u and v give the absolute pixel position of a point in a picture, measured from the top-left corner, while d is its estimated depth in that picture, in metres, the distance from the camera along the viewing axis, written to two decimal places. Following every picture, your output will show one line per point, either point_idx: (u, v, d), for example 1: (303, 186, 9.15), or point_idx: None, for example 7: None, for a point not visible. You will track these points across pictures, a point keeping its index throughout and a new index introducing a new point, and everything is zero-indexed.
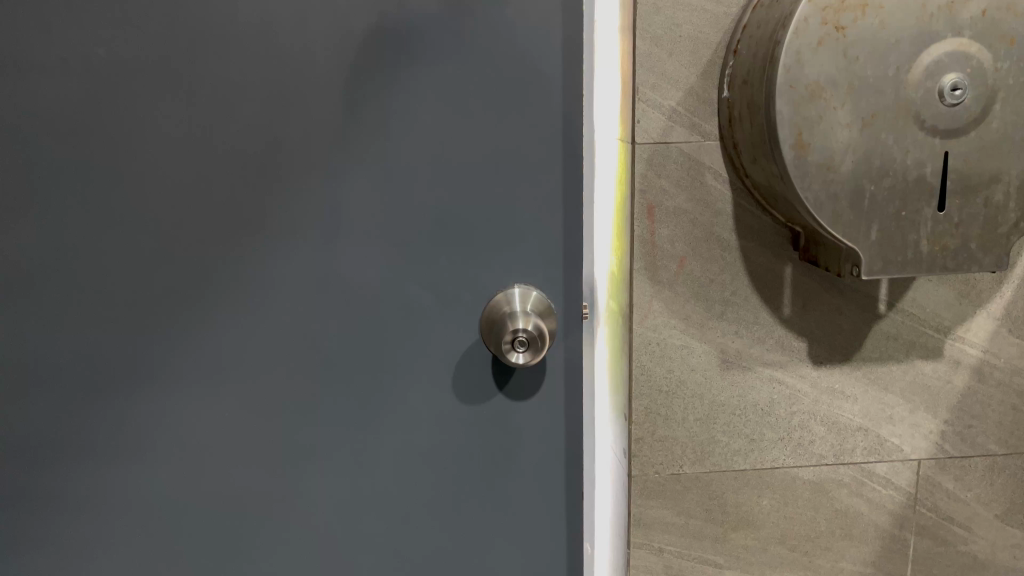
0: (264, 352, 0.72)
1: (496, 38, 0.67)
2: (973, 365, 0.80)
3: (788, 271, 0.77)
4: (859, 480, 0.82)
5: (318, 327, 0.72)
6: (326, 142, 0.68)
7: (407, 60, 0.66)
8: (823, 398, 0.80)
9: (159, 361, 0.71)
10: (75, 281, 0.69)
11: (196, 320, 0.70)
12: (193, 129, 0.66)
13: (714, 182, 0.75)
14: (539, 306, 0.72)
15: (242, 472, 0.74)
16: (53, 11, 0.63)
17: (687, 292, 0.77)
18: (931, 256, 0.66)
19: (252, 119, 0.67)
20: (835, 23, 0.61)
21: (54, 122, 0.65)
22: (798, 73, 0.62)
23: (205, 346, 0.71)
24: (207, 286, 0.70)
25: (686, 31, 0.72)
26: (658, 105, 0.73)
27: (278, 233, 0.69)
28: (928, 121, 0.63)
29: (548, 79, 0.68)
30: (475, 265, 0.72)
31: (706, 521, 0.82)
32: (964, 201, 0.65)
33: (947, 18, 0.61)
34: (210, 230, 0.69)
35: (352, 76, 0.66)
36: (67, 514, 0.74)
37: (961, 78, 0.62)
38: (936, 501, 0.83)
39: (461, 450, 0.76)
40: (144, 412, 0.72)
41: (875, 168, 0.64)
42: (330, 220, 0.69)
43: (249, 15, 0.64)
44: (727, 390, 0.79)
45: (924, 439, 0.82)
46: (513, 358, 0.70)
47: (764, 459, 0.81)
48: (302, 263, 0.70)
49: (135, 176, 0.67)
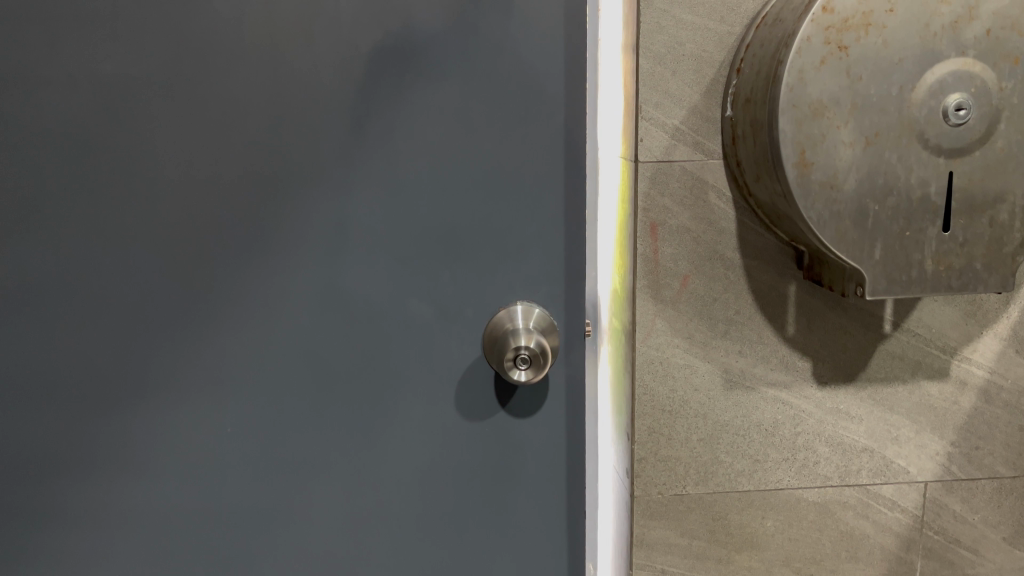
0: (265, 368, 0.72)
1: (499, 56, 0.67)
2: (979, 387, 0.79)
3: (792, 290, 0.76)
4: (864, 502, 0.81)
5: (320, 343, 0.72)
6: (328, 159, 0.68)
7: (409, 77, 0.66)
8: (828, 418, 0.79)
9: (161, 375, 0.71)
10: (77, 294, 0.69)
11: (198, 335, 0.70)
12: (197, 145, 0.67)
13: (717, 201, 0.74)
14: (541, 322, 0.72)
15: (242, 489, 0.74)
16: (62, 29, 0.64)
17: (690, 310, 0.76)
18: (936, 276, 0.65)
19: (255, 135, 0.67)
20: (838, 42, 0.61)
21: (56, 136, 0.66)
22: (801, 92, 0.62)
23: (206, 361, 0.71)
24: (208, 300, 0.70)
25: (690, 50, 0.72)
26: (662, 123, 0.73)
27: (280, 249, 0.69)
28: (932, 140, 0.62)
29: (551, 97, 0.68)
30: (478, 282, 0.71)
31: (709, 542, 0.81)
32: (969, 220, 0.65)
33: (951, 37, 0.61)
34: (213, 246, 0.69)
35: (356, 94, 0.67)
36: (66, 528, 0.73)
37: (965, 97, 0.61)
38: (942, 523, 0.82)
39: (463, 468, 0.75)
40: (143, 426, 0.72)
41: (879, 187, 0.63)
42: (332, 236, 0.69)
43: (254, 32, 0.65)
44: (731, 410, 0.78)
45: (931, 460, 0.81)
46: (514, 376, 0.69)
47: (768, 480, 0.80)
48: (303, 279, 0.70)
49: (139, 190, 0.67)
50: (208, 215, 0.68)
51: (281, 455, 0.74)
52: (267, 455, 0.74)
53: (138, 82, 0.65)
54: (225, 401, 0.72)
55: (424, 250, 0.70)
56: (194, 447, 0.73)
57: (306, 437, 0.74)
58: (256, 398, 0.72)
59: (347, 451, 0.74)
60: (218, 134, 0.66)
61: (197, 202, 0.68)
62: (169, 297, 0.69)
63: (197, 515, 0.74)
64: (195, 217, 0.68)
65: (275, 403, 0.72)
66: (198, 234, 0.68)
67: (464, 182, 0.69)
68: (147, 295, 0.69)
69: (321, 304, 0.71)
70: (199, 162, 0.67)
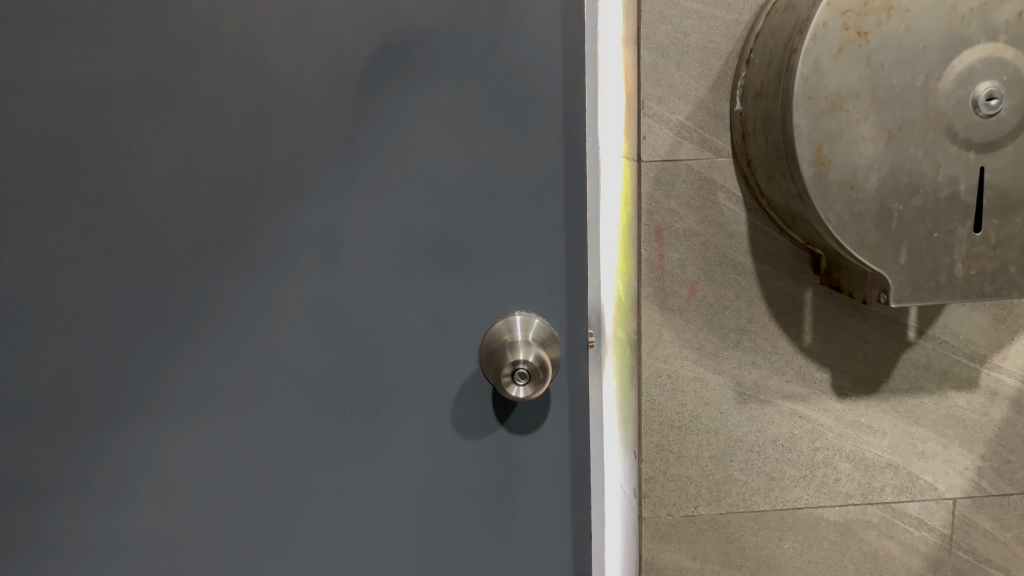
0: (247, 389, 0.67)
1: (492, 48, 0.61)
2: (1011, 397, 0.74)
3: (808, 296, 0.71)
4: (889, 521, 0.76)
5: (303, 361, 0.67)
6: (311, 165, 0.62)
7: (395, 73, 0.61)
8: (848, 433, 0.74)
9: (135, 402, 0.65)
10: (41, 313, 0.63)
11: (174, 357, 0.65)
12: (167, 153, 0.61)
13: (726, 202, 0.69)
14: (542, 333, 0.67)
15: (225, 517, 0.69)
16: (20, 25, 0.58)
17: (699, 320, 0.71)
18: (967, 281, 0.60)
19: (233, 138, 0.61)
20: (857, 28, 0.56)
21: (20, 142, 0.60)
22: (818, 83, 0.56)
23: (184, 383, 0.66)
24: (185, 318, 0.64)
25: (695, 40, 0.67)
26: (666, 119, 0.68)
27: (258, 262, 0.64)
28: (961, 134, 0.57)
29: (549, 93, 0.63)
30: (474, 292, 0.67)
31: (723, 565, 0.76)
32: (1002, 220, 0.59)
33: (980, 21, 0.56)
34: (189, 260, 0.63)
35: (335, 94, 0.61)
36: (34, 563, 0.68)
37: (997, 86, 0.56)
38: (972, 542, 0.77)
39: (461, 491, 0.71)
40: (117, 454, 0.66)
41: (904, 185, 0.58)
42: (316, 247, 0.64)
43: (228, 26, 0.59)
44: (745, 425, 0.73)
45: (959, 476, 0.75)
46: (513, 392, 0.63)
47: (785, 499, 0.75)
48: (286, 294, 0.65)
49: (107, 205, 0.62)
50: (181, 229, 0.63)
51: (264, 481, 0.69)
52: (250, 480, 0.69)
53: (102, 85, 0.59)
54: (206, 425, 0.67)
55: (413, 260, 0.65)
56: (174, 475, 0.68)
57: (291, 459, 0.69)
58: (240, 420, 0.67)
59: (335, 475, 0.70)
60: (191, 141, 0.61)
61: (168, 213, 0.62)
62: (141, 317, 0.64)
63: (177, 546, 0.69)
64: (169, 231, 0.62)
65: (257, 425, 0.68)
66: (171, 249, 0.63)
67: (458, 186, 0.64)
68: (118, 317, 0.64)
69: (303, 320, 0.66)
70: (171, 170, 0.62)
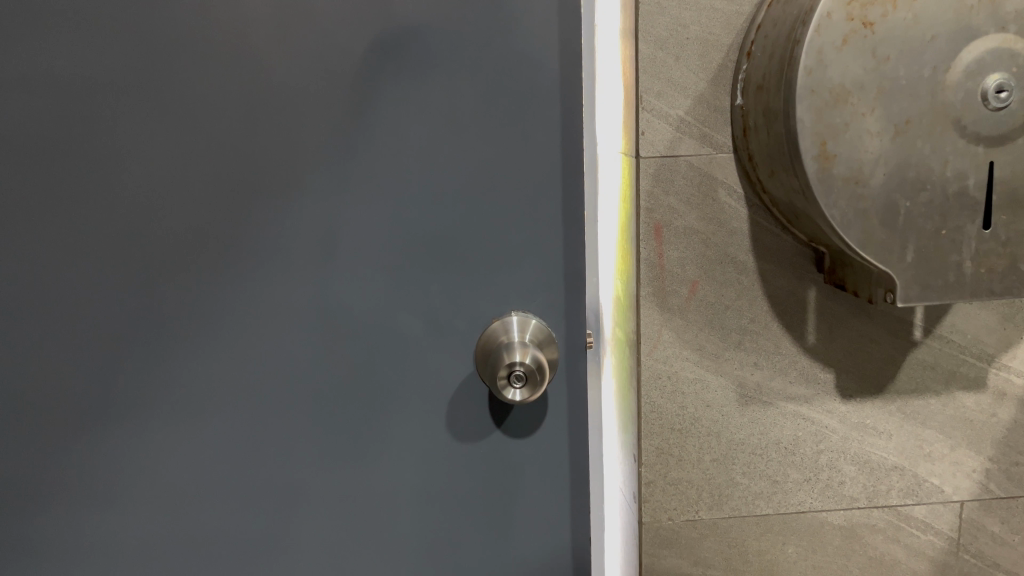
0: (206, 413, 0.56)
1: (488, 39, 0.52)
2: (1019, 397, 0.72)
3: (811, 295, 0.69)
4: (895, 525, 0.74)
5: (284, 388, 0.57)
6: (284, 152, 0.53)
7: (389, 67, 0.52)
8: (853, 435, 0.72)
9: (91, 435, 0.55)
10: None
11: (138, 384, 0.55)
12: (135, 146, 0.51)
13: (727, 199, 0.67)
14: (538, 333, 0.57)
15: (181, 565, 0.59)
16: None
17: (700, 320, 0.69)
18: (976, 279, 0.58)
19: (195, 121, 0.51)
20: (862, 18, 0.54)
21: None
22: (821, 76, 0.55)
23: (133, 409, 0.55)
24: (134, 333, 0.54)
25: (694, 33, 0.65)
26: (665, 114, 0.66)
27: (224, 270, 0.54)
28: (970, 127, 0.55)
29: (546, 69, 0.53)
30: (472, 305, 0.57)
31: (725, 571, 0.75)
32: (1012, 216, 0.57)
33: (989, 10, 0.54)
34: (139, 264, 0.53)
35: (330, 95, 0.52)
36: None
37: (1007, 78, 0.54)
38: (980, 546, 0.75)
39: (453, 528, 0.61)
40: (54, 491, 0.56)
41: (911, 181, 0.56)
42: (286, 242, 0.54)
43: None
44: (747, 427, 0.71)
45: (967, 478, 0.74)
46: (508, 396, 0.54)
47: (788, 503, 0.73)
48: (252, 299, 0.55)
49: (49, 202, 0.52)
50: (143, 232, 0.53)
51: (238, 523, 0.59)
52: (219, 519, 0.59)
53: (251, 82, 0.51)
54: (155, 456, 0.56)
55: (409, 273, 0.56)
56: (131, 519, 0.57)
57: (271, 498, 0.59)
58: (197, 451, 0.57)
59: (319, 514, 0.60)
60: (145, 125, 0.51)
61: (116, 209, 0.52)
62: (84, 332, 0.54)
63: None
64: (129, 236, 0.53)
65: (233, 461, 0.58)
66: (137, 258, 0.53)
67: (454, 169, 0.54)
68: (90, 333, 0.54)
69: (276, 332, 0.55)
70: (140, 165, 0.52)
